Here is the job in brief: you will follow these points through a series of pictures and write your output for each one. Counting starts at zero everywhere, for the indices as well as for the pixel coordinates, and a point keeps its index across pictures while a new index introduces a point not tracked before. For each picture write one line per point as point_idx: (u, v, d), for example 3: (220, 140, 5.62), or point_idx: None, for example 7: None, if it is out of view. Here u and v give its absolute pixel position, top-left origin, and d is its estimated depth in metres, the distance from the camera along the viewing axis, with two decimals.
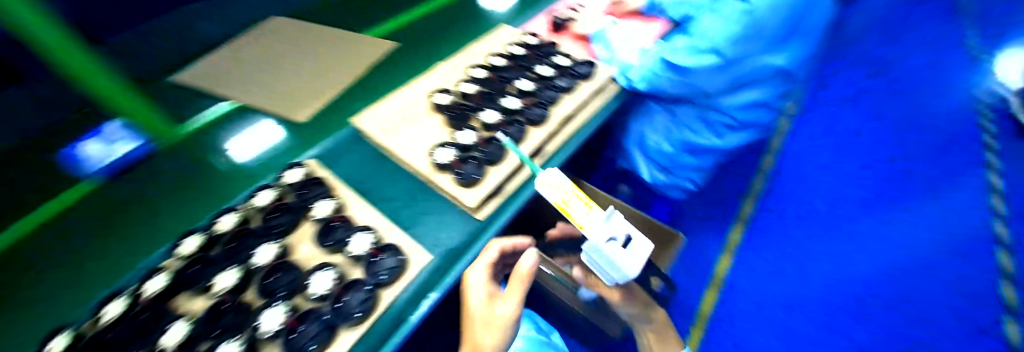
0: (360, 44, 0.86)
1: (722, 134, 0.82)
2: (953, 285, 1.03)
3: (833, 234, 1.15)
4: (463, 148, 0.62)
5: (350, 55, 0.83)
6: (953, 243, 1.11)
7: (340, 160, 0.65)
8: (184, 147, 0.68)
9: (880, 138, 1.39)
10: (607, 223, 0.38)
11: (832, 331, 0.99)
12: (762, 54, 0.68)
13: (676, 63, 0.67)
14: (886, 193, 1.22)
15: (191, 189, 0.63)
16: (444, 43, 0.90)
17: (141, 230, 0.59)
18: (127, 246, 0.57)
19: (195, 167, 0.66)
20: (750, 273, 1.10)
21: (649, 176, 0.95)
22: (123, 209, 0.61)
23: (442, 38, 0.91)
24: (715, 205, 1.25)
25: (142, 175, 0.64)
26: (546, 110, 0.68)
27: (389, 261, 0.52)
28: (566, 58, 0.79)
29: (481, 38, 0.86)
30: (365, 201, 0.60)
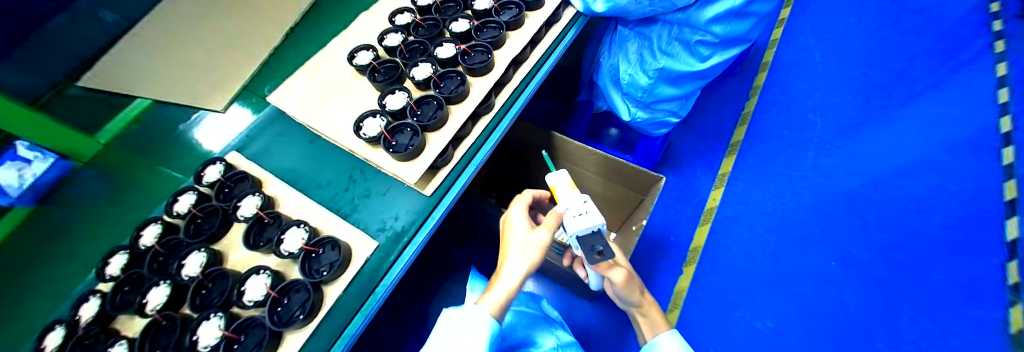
0: None
1: (705, 54, 0.71)
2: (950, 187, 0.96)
3: (828, 149, 1.09)
4: (395, 116, 0.56)
5: None
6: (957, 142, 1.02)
7: (272, 150, 0.61)
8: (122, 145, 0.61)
9: (877, 40, 1.27)
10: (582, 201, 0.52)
11: (818, 252, 0.95)
12: None
13: None
14: (881, 99, 1.14)
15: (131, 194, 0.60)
16: None
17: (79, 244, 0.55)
18: (57, 262, 0.54)
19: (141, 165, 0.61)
20: (742, 200, 1.06)
21: (628, 116, 0.86)
22: (53, 225, 0.54)
23: None
24: (704, 137, 1.19)
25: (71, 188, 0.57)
26: (489, 53, 0.59)
27: (331, 252, 0.49)
28: None
29: None
30: (300, 192, 0.55)
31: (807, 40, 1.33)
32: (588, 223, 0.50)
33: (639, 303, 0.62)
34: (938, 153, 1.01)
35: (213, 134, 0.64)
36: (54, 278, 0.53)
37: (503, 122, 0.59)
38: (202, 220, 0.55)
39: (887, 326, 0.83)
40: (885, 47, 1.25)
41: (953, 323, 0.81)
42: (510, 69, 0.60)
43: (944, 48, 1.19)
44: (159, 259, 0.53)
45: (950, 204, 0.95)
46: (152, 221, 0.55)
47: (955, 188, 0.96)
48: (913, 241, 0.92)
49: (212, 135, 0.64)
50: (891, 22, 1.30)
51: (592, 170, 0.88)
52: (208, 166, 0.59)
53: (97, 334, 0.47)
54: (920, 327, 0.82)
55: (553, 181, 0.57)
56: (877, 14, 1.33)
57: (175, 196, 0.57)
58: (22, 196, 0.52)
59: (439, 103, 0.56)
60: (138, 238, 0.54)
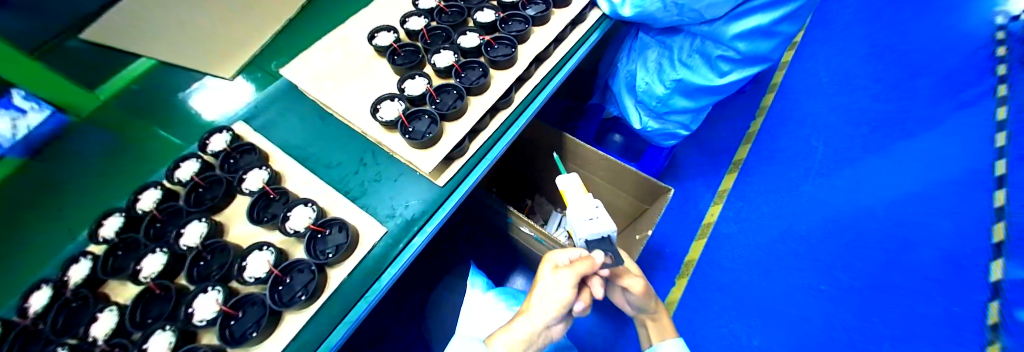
0: None
1: (724, 69, 0.70)
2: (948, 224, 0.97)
3: (828, 175, 1.10)
4: (413, 102, 0.55)
5: None
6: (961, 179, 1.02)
7: (281, 123, 0.59)
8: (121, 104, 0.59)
9: (887, 72, 1.29)
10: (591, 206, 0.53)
11: (810, 276, 0.97)
12: None
13: None
14: (885, 130, 1.16)
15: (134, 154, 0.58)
16: None
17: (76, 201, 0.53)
18: (53, 218, 0.51)
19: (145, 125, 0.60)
20: (739, 218, 1.07)
21: (639, 125, 0.86)
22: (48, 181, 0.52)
23: None
24: (708, 152, 1.20)
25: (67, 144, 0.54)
26: (513, 47, 0.59)
27: (338, 235, 0.48)
28: None
29: None
30: (308, 170, 0.54)
31: (819, 66, 1.35)
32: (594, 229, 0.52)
33: (654, 310, 0.64)
34: (936, 189, 1.02)
35: (215, 100, 0.63)
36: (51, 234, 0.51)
37: (522, 117, 0.58)
38: (204, 189, 0.53)
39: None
40: (894, 79, 1.26)
41: None
42: (533, 65, 0.59)
43: (954, 83, 1.20)
44: (156, 225, 0.51)
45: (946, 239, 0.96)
46: (151, 186, 0.53)
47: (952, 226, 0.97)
48: (901, 272, 0.94)
49: (214, 102, 0.63)
50: (901, 55, 1.32)
51: (599, 176, 0.88)
52: (215, 134, 0.57)
53: (86, 297, 0.46)
54: None
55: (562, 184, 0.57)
56: (888, 47, 1.35)
57: (178, 162, 0.55)
58: (14, 147, 0.49)
59: (460, 93, 0.55)
60: (136, 202, 0.52)
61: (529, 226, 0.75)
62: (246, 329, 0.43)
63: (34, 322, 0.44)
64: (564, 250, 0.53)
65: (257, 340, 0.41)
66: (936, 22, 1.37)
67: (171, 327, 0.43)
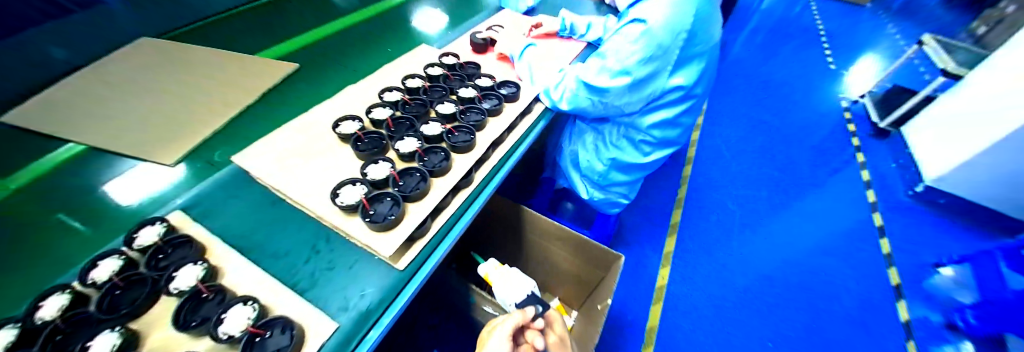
0: (257, 73, 0.78)
1: (646, 150, 0.83)
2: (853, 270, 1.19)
3: (749, 233, 1.27)
4: (375, 185, 0.58)
5: (243, 86, 0.75)
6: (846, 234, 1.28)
7: (226, 210, 0.57)
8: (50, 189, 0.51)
9: (774, 147, 1.61)
10: (517, 278, 0.76)
11: (755, 329, 1.05)
12: (667, 74, 0.67)
13: (594, 84, 0.68)
14: (784, 193, 1.40)
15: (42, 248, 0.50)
16: (361, 65, 0.86)
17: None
18: None
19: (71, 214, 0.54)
20: (686, 278, 1.15)
21: (586, 196, 0.96)
22: None
23: (360, 59, 0.88)
24: (651, 217, 1.32)
25: None
26: (471, 134, 0.65)
27: (281, 336, 0.44)
28: (489, 79, 0.79)
29: (400, 58, 0.87)
30: (252, 262, 0.51)
31: (723, 141, 1.62)
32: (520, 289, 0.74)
33: None
34: (825, 242, 1.25)
35: (135, 185, 0.58)
36: None
37: (480, 196, 0.63)
38: (121, 291, 0.47)
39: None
40: (779, 151, 1.57)
41: None
42: (489, 149, 0.66)
43: (820, 158, 1.55)
44: (55, 338, 0.43)
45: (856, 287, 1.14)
46: (56, 291, 0.46)
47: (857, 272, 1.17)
48: (823, 318, 1.07)
49: (135, 187, 0.58)
50: (778, 135, 1.66)
51: (555, 246, 0.93)
52: (144, 227, 0.53)
53: None
54: None
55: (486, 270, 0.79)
56: (768, 129, 1.70)
57: (95, 260, 0.49)
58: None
59: (422, 175, 0.59)
60: (34, 311, 0.44)
61: (491, 304, 0.78)
62: None
63: None
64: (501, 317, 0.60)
65: None
66: (792, 112, 1.80)
67: None
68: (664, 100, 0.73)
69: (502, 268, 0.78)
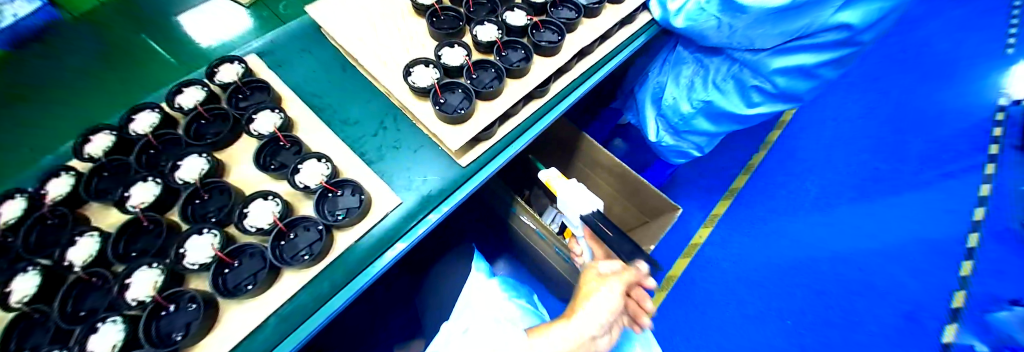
0: None
1: (755, 100, 0.70)
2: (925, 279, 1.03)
3: (816, 217, 1.13)
4: (449, 72, 0.51)
5: None
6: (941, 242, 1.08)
7: (297, 65, 0.55)
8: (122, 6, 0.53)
9: (898, 121, 1.29)
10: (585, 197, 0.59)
11: (781, 306, 1.01)
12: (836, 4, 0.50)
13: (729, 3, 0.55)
14: (883, 180, 1.18)
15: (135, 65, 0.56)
16: None
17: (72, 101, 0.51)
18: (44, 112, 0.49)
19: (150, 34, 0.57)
20: (724, 245, 1.09)
21: (655, 138, 0.88)
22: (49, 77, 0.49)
23: None
24: (710, 174, 1.21)
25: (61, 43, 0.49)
26: (559, 36, 0.56)
27: (351, 197, 0.45)
28: None
29: None
30: (326, 123, 0.51)
31: (832, 103, 1.33)
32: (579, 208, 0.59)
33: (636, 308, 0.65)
34: (908, 247, 1.07)
35: (210, 24, 0.60)
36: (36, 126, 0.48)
37: (553, 110, 0.57)
38: (205, 122, 0.50)
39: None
40: (902, 130, 1.27)
41: None
42: (574, 59, 0.57)
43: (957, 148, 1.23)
44: (149, 152, 0.47)
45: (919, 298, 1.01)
46: (148, 108, 0.49)
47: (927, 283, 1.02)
48: (860, 321, 0.99)
49: (209, 26, 0.60)
50: (909, 109, 1.32)
51: (604, 179, 0.89)
52: (223, 64, 0.53)
53: (65, 217, 0.43)
54: None
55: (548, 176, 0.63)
56: (901, 97, 1.34)
57: (180, 87, 0.51)
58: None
59: (498, 72, 0.52)
60: (129, 122, 0.48)
61: (530, 217, 0.76)
62: (240, 281, 0.41)
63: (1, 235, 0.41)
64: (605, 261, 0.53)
65: (253, 294, 0.39)
66: (948, 81, 1.37)
67: (158, 265, 0.41)
68: (814, 41, 0.57)
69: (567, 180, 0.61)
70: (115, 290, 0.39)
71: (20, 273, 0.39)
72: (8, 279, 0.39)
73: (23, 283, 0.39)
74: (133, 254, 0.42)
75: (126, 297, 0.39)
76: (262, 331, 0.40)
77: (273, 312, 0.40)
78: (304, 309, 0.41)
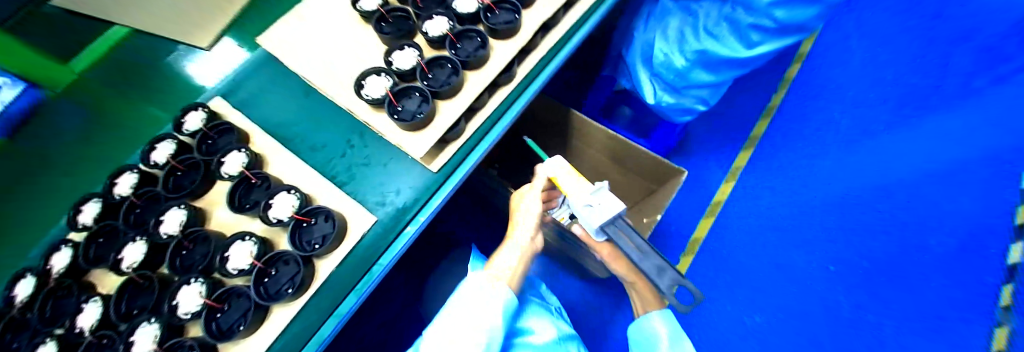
0: None
1: (753, 40, 0.63)
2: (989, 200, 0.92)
3: (851, 152, 1.02)
4: (403, 77, 0.49)
5: None
6: None
7: (259, 97, 0.54)
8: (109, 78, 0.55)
9: (941, 25, 1.13)
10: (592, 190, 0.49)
11: (820, 254, 0.94)
12: None
13: None
14: (929, 96, 1.04)
15: (125, 128, 0.56)
16: None
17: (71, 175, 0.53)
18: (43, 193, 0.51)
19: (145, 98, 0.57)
20: (751, 199, 1.02)
21: (652, 100, 0.81)
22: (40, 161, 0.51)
23: None
24: (726, 125, 1.12)
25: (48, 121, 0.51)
26: (516, 14, 0.51)
27: (325, 224, 0.44)
28: None
29: None
30: (292, 153, 0.50)
31: (858, 20, 1.17)
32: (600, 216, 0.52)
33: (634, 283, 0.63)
34: (965, 168, 0.94)
35: (208, 65, 0.58)
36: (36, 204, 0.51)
37: (525, 94, 0.53)
38: (181, 173, 0.50)
39: (862, 333, 0.87)
40: (948, 34, 1.11)
41: (930, 332, 0.84)
42: (537, 35, 0.53)
43: None
44: (135, 211, 0.49)
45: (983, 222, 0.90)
46: (128, 170, 0.50)
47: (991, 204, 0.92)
48: (911, 258, 0.90)
49: (209, 69, 0.58)
50: (954, 7, 1.14)
51: (604, 154, 0.83)
52: (189, 112, 0.52)
53: (70, 287, 0.45)
54: (898, 333, 0.85)
55: (551, 170, 0.53)
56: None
57: (152, 143, 0.51)
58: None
59: (455, 68, 0.49)
60: (112, 187, 0.49)
61: None
62: (232, 322, 0.41)
63: (20, 312, 0.44)
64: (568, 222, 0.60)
65: (243, 335, 0.39)
66: None
67: (155, 320, 0.42)
68: None
69: (567, 169, 0.52)
70: (122, 349, 0.40)
71: (41, 344, 0.42)
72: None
73: None
74: (135, 312, 0.43)
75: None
76: None
77: (268, 349, 0.40)
78: (297, 339, 0.41)
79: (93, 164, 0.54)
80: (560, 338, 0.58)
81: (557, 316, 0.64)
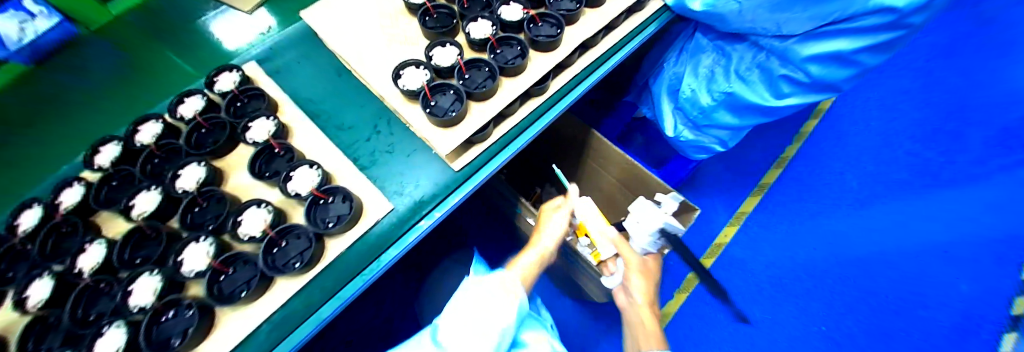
0: None
1: (784, 90, 0.64)
2: (982, 284, 0.93)
3: (856, 216, 1.03)
4: (439, 73, 0.49)
5: None
6: (1001, 244, 0.97)
7: (292, 70, 0.55)
8: (145, 27, 0.55)
9: (955, 107, 1.16)
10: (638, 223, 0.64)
11: (815, 312, 0.94)
12: None
13: None
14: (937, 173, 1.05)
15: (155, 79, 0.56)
16: None
17: (85, 115, 0.53)
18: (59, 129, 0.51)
19: (180, 56, 0.57)
20: (752, 247, 1.02)
21: (672, 133, 0.82)
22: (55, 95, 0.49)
23: None
24: (736, 169, 1.12)
25: (76, 59, 0.50)
26: (559, 29, 0.52)
27: (341, 203, 0.44)
28: None
29: None
30: (317, 128, 0.50)
31: (878, 86, 1.20)
32: (647, 230, 0.64)
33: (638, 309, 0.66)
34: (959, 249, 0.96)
35: (234, 30, 0.59)
36: (41, 140, 0.50)
37: (556, 108, 0.54)
38: (206, 131, 0.50)
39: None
40: (961, 116, 1.14)
41: None
42: (576, 52, 0.53)
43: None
44: (153, 161, 0.49)
45: (975, 306, 0.92)
46: (152, 119, 0.51)
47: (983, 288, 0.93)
48: (903, 330, 0.91)
49: (235, 32, 0.59)
50: (965, 90, 1.17)
51: (618, 178, 0.84)
52: (222, 73, 0.53)
53: (76, 225, 0.44)
54: None
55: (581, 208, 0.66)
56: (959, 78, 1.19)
57: (181, 97, 0.52)
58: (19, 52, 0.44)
59: (492, 72, 0.49)
60: (135, 134, 0.50)
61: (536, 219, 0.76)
62: (235, 288, 0.40)
63: (21, 242, 0.44)
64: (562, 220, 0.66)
65: (244, 302, 0.39)
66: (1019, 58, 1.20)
67: (158, 272, 0.42)
68: (853, 24, 0.50)
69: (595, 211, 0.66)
70: (119, 297, 0.40)
71: (37, 279, 0.42)
72: (26, 285, 0.41)
73: (38, 288, 0.41)
74: (138, 261, 0.43)
75: (129, 304, 0.40)
76: (255, 337, 0.39)
77: (266, 319, 0.39)
78: (296, 314, 0.40)
79: (112, 110, 0.54)
80: None
81: (547, 328, 0.64)
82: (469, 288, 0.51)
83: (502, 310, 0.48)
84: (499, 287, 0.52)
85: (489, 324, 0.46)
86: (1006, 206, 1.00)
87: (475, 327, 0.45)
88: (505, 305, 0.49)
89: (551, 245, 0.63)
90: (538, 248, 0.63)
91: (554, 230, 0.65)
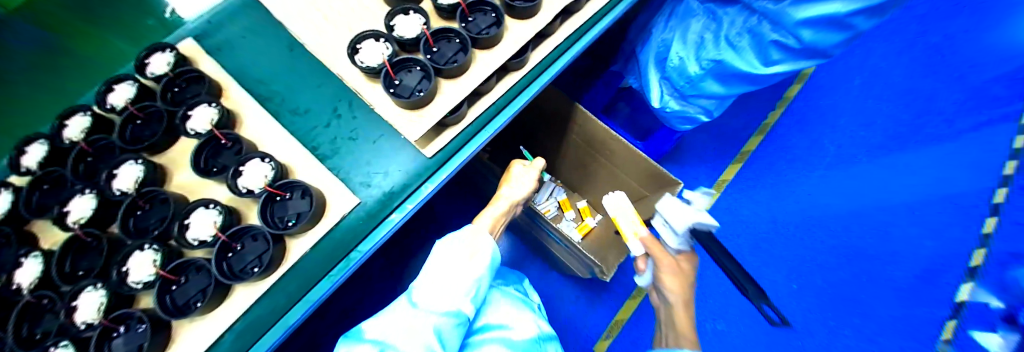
0: None
1: (773, 58, 0.61)
2: (949, 240, 0.97)
3: (834, 180, 1.04)
4: (404, 46, 0.44)
5: None
6: (971, 201, 1.00)
7: (235, 45, 0.48)
8: None
9: (943, 64, 1.14)
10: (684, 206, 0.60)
11: (789, 273, 0.98)
12: None
13: None
14: (916, 134, 1.06)
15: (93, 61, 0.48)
16: None
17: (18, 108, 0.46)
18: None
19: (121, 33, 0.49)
20: (732, 213, 1.03)
21: (658, 103, 0.78)
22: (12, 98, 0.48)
23: None
24: (720, 137, 1.12)
25: None
26: None
27: (300, 200, 0.40)
28: None
29: None
30: (268, 112, 0.45)
31: (865, 47, 1.16)
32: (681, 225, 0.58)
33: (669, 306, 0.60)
34: (928, 208, 1.00)
35: None
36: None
37: (534, 83, 0.50)
38: (141, 122, 0.45)
39: (812, 349, 0.92)
40: (947, 74, 1.12)
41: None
42: (557, 19, 0.48)
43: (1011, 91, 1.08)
44: (86, 160, 0.43)
45: (938, 260, 0.96)
46: (80, 111, 0.44)
47: (949, 243, 0.97)
48: (870, 286, 0.95)
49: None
50: (954, 47, 1.15)
51: (601, 152, 0.81)
52: (155, 53, 0.46)
53: (8, 237, 0.39)
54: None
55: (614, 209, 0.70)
56: (948, 34, 1.16)
57: (110, 84, 0.45)
58: None
59: (463, 44, 0.44)
60: (61, 129, 0.43)
61: None
62: (190, 297, 0.37)
63: None
64: (519, 184, 0.63)
65: (202, 312, 0.36)
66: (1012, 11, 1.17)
67: (103, 285, 0.38)
68: None
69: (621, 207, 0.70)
70: (63, 314, 0.37)
71: None
72: None
73: None
74: (80, 274, 0.39)
75: (74, 321, 0.37)
76: (219, 348, 0.37)
77: (227, 330, 0.37)
78: (261, 322, 0.39)
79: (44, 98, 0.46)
80: (540, 337, 0.57)
81: (534, 310, 0.64)
82: (441, 247, 0.51)
83: (467, 269, 0.49)
84: (465, 241, 0.51)
85: (455, 285, 0.47)
86: (982, 164, 1.01)
87: (450, 285, 0.47)
88: (470, 267, 0.49)
89: (518, 197, 0.62)
90: (507, 197, 0.62)
91: (522, 180, 0.64)
